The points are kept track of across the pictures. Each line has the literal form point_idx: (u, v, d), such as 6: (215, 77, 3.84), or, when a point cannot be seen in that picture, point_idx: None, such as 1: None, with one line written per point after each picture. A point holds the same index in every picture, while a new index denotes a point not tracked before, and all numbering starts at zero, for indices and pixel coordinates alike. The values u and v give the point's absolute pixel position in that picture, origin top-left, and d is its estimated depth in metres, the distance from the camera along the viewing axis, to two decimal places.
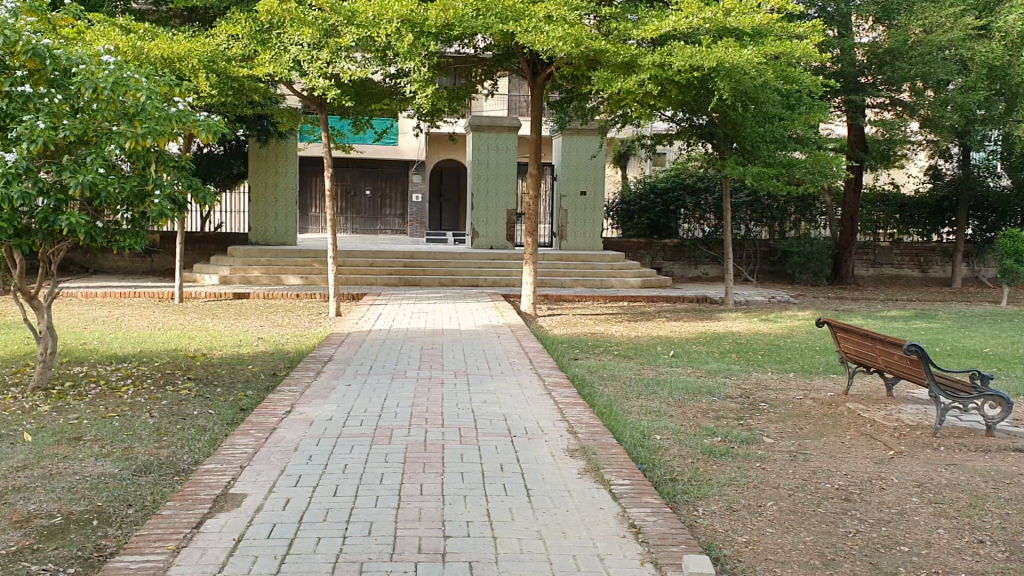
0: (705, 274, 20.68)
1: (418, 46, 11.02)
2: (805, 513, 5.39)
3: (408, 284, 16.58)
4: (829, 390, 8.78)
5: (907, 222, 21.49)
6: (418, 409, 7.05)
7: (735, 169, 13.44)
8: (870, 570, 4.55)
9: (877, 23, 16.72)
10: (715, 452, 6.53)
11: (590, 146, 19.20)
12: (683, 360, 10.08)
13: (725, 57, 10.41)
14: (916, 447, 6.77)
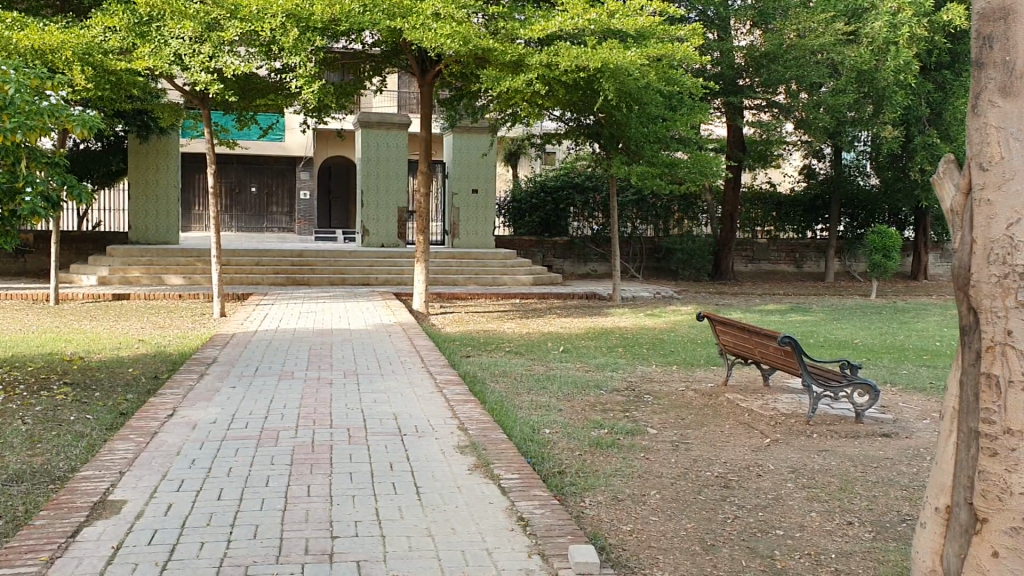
0: (593, 271, 21.03)
1: (304, 41, 10.89)
2: (687, 501, 5.57)
3: (296, 283, 16.32)
4: (710, 381, 9.08)
5: (784, 220, 22.33)
6: (306, 410, 6.97)
7: (620, 169, 13.76)
8: (747, 554, 4.73)
9: (755, 27, 17.31)
10: (601, 444, 6.67)
11: (480, 144, 19.26)
12: (572, 356, 10.25)
13: (610, 58, 10.65)
14: (791, 435, 7.07)
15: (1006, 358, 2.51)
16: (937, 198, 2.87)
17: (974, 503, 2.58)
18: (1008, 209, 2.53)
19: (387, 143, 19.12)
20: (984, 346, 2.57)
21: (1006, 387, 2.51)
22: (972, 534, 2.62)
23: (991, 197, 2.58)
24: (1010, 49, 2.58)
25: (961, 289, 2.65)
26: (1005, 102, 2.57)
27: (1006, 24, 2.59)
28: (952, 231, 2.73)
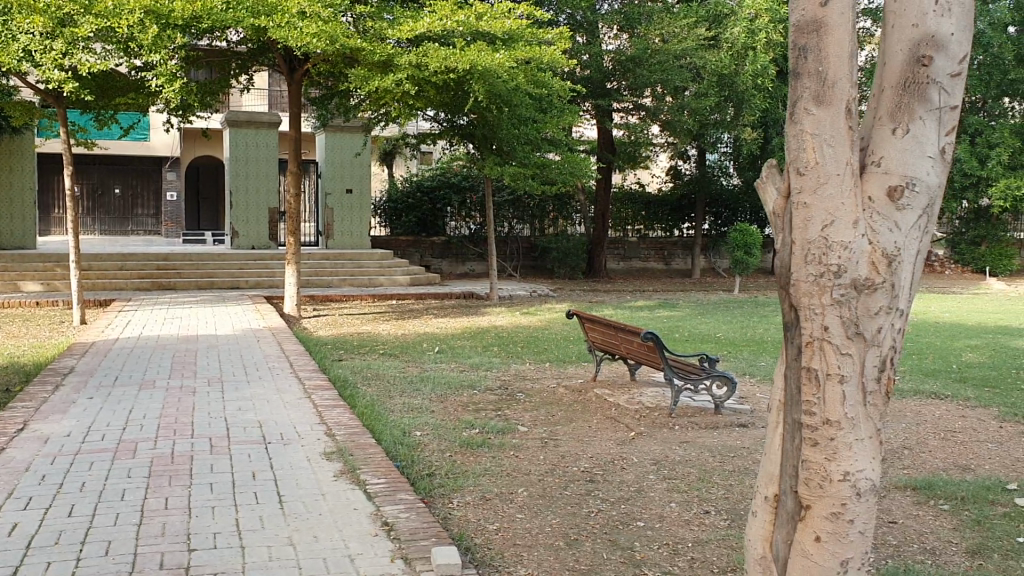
0: (471, 271, 21.10)
1: (164, 38, 10.57)
2: (552, 497, 5.66)
3: (163, 288, 15.77)
4: (580, 377, 9.27)
5: (652, 219, 22.92)
6: (166, 420, 6.75)
7: (493, 170, 13.89)
8: (609, 547, 4.85)
9: (622, 30, 17.68)
10: (471, 444, 6.70)
11: (353, 144, 19.04)
12: (446, 356, 10.26)
13: (478, 61, 10.77)
14: (655, 428, 7.28)
15: (823, 352, 2.65)
16: (762, 200, 2.97)
17: (798, 491, 2.72)
18: (824, 211, 2.65)
19: (257, 143, 18.66)
20: (804, 342, 2.70)
21: (824, 380, 2.65)
22: (797, 519, 2.76)
23: (808, 201, 2.70)
24: (823, 61, 2.69)
25: (784, 288, 2.77)
26: (819, 110, 2.69)
27: (818, 36, 2.70)
28: (776, 233, 2.84)
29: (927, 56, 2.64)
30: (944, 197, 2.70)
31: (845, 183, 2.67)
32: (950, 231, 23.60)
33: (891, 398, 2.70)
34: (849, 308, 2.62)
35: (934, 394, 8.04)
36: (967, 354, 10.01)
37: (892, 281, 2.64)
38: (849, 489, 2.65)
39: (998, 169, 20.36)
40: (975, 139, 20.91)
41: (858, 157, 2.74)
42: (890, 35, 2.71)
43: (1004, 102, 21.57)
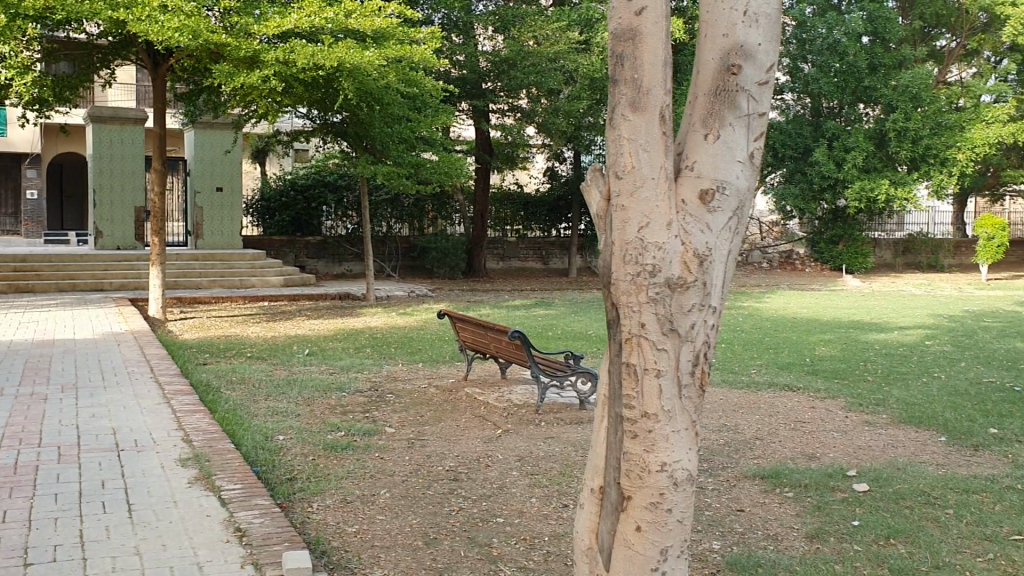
0: (348, 271, 20.87)
1: (13, 29, 10.00)
2: (415, 497, 5.66)
3: (20, 291, 15.02)
4: (451, 377, 9.30)
5: (530, 218, 23.17)
6: (11, 429, 6.44)
7: (365, 168, 13.78)
8: (467, 544, 4.89)
9: (497, 31, 17.81)
10: (335, 446, 6.64)
11: (224, 141, 18.58)
12: (317, 358, 10.12)
13: (345, 58, 10.71)
14: (521, 425, 7.38)
15: (641, 348, 2.77)
16: (587, 202, 3.08)
17: (621, 482, 2.85)
18: (641, 213, 2.78)
19: (122, 141, 18.00)
20: (623, 338, 2.83)
21: (642, 375, 2.77)
22: (620, 510, 2.89)
23: (625, 204, 2.83)
24: (638, 68, 2.83)
25: (605, 286, 2.89)
26: (635, 117, 2.83)
27: (634, 44, 2.84)
28: (599, 234, 2.96)
29: (735, 65, 2.81)
30: (752, 199, 2.88)
31: (660, 187, 2.81)
32: (812, 230, 24.72)
33: (706, 390, 2.84)
34: (664, 306, 2.75)
35: (788, 387, 8.41)
36: (820, 348, 10.50)
37: (704, 280, 2.79)
38: (667, 479, 2.79)
39: (853, 171, 21.47)
40: (833, 143, 21.96)
41: (674, 161, 2.88)
42: (703, 45, 2.87)
43: (859, 108, 22.74)
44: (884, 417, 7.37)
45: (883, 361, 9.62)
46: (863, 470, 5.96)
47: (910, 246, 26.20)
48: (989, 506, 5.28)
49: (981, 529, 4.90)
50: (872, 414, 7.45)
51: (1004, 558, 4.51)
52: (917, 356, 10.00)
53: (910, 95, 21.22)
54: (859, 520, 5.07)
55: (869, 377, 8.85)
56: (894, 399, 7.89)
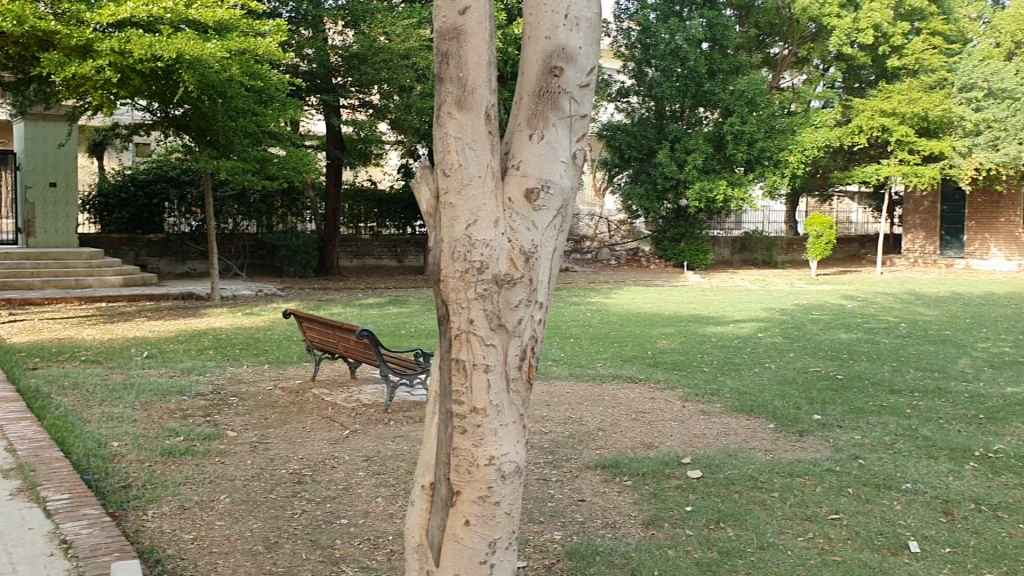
0: (193, 270, 20.15)
1: None
2: (256, 501, 5.54)
3: None
4: (298, 378, 9.13)
5: (383, 216, 23.02)
6: None
7: (208, 163, 13.29)
8: (309, 547, 4.82)
9: (347, 26, 17.62)
10: (174, 452, 6.41)
11: (57, 133, 17.61)
12: (157, 361, 9.73)
13: (185, 49, 10.34)
14: (369, 424, 7.32)
15: (469, 345, 2.86)
16: (416, 200, 3.14)
17: (450, 477, 2.93)
18: (468, 211, 2.86)
19: None
20: (452, 335, 2.90)
21: (471, 371, 2.86)
22: (450, 505, 2.97)
23: (453, 201, 2.89)
24: (462, 67, 2.89)
25: (435, 284, 2.95)
26: (461, 114, 2.90)
27: (458, 42, 2.89)
28: (428, 231, 3.02)
29: (558, 67, 2.93)
30: (574, 198, 3.01)
31: (486, 184, 2.89)
32: (656, 229, 25.58)
33: (532, 385, 2.96)
34: (492, 302, 2.84)
35: (630, 378, 8.69)
36: (661, 341, 10.90)
37: (530, 275, 2.89)
38: (495, 472, 2.89)
39: (694, 172, 22.30)
40: (675, 145, 22.78)
41: (500, 160, 2.98)
42: (528, 46, 2.96)
43: (699, 112, 23.69)
44: (719, 405, 7.72)
45: (719, 353, 10.08)
46: (697, 457, 6.23)
47: (747, 243, 27.50)
48: (810, 488, 5.62)
49: (803, 510, 5.21)
50: (707, 403, 7.80)
51: (821, 536, 4.82)
52: (749, 347, 10.53)
53: (746, 99, 22.29)
54: (692, 505, 5.31)
55: (705, 367, 9.26)
56: (728, 388, 8.29)
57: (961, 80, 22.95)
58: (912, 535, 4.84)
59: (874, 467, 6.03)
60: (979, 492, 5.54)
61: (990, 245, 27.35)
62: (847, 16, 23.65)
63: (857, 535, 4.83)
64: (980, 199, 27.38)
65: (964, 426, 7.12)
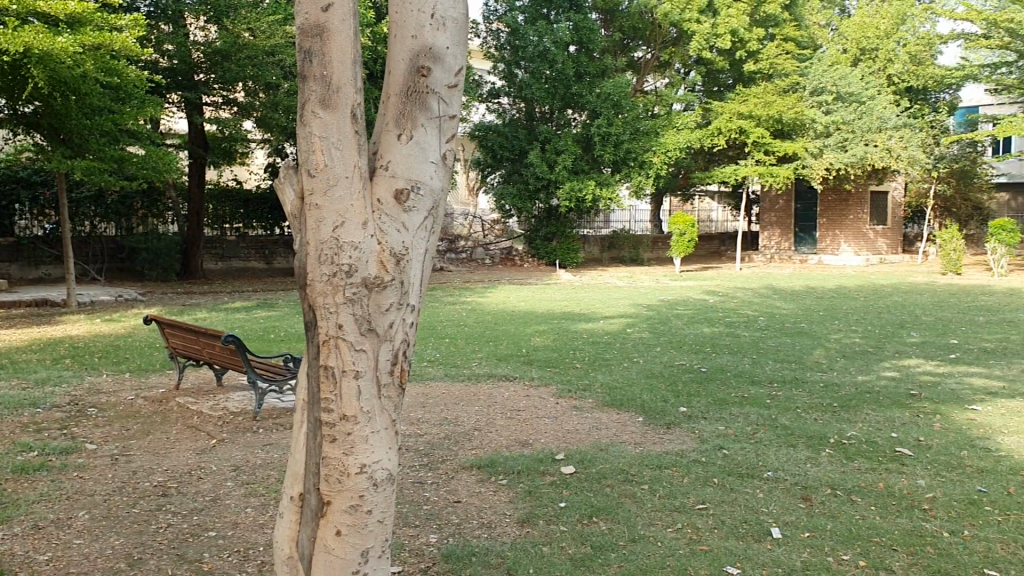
0: (47, 275, 19.12)
1: None
2: (118, 517, 5.28)
3: None
4: (161, 387, 8.78)
5: (251, 216, 22.45)
6: None
7: (61, 163, 12.59)
8: (175, 562, 4.64)
9: (209, 21, 16.95)
10: (27, 469, 6.05)
11: None
12: (6, 373, 9.17)
13: (33, 43, 9.80)
14: (237, 433, 7.11)
15: (338, 351, 2.81)
16: (280, 200, 3.05)
17: (319, 487, 2.88)
18: (334, 213, 2.80)
19: None
20: (321, 341, 2.85)
21: (340, 377, 2.82)
22: (321, 515, 2.92)
23: (319, 203, 2.83)
24: (326, 65, 2.82)
25: (301, 288, 2.89)
26: (326, 113, 2.83)
27: (322, 40, 2.82)
28: (293, 234, 2.94)
29: (425, 67, 2.89)
30: (444, 199, 2.99)
31: (353, 186, 2.84)
32: (529, 228, 25.83)
33: (404, 390, 2.94)
34: (361, 306, 2.80)
35: (504, 377, 8.74)
36: (535, 338, 11.00)
37: (401, 278, 2.87)
38: (367, 481, 2.86)
39: (564, 173, 22.60)
40: (545, 146, 23.04)
41: (367, 161, 2.93)
42: (394, 44, 2.92)
43: (568, 113, 24.04)
44: (590, 401, 7.86)
45: (590, 349, 10.25)
46: (570, 453, 6.31)
47: (616, 241, 28.09)
48: (678, 479, 5.78)
49: (672, 501, 5.35)
50: (579, 399, 7.92)
51: (689, 527, 4.96)
52: (619, 342, 10.76)
53: (612, 102, 22.79)
54: (565, 501, 5.37)
55: (578, 364, 9.39)
56: (599, 384, 8.43)
57: (813, 84, 24.52)
58: (774, 521, 5.03)
59: (738, 456, 6.25)
60: (835, 477, 5.82)
61: (840, 241, 29.04)
62: (706, 22, 24.42)
63: (723, 524, 4.99)
64: (830, 198, 28.92)
65: (820, 414, 7.47)
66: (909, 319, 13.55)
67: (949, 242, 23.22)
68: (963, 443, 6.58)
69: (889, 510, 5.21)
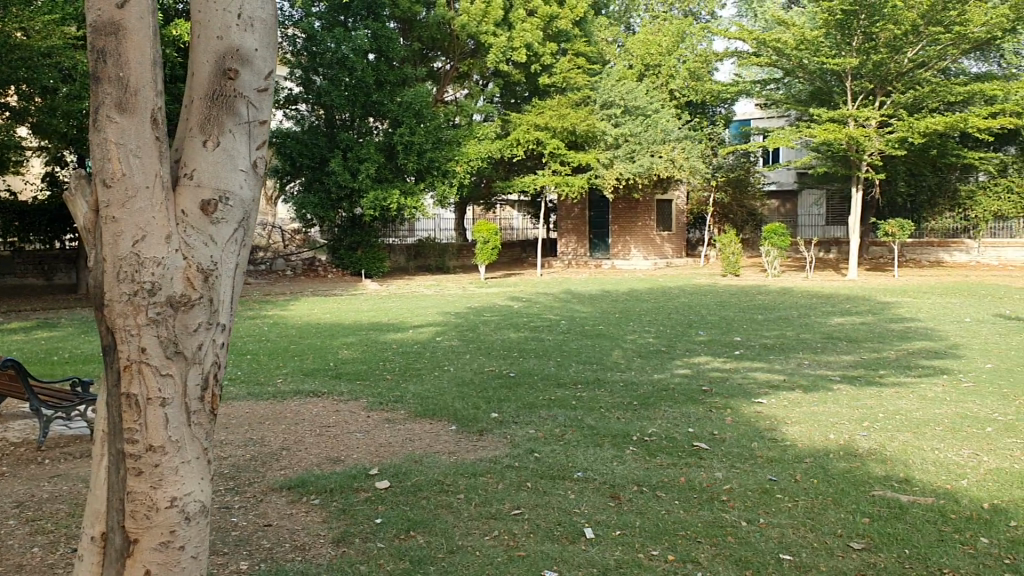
0: None
1: None
2: None
3: None
4: None
5: (27, 230, 20.76)
6: None
7: None
8: None
9: None
10: None
11: None
12: None
13: None
14: (20, 466, 6.50)
15: (142, 376, 2.63)
16: (70, 212, 2.82)
17: (124, 525, 2.68)
18: (133, 226, 2.61)
19: None
20: (121, 366, 2.65)
21: (145, 405, 2.64)
22: (125, 555, 2.71)
23: (116, 216, 2.62)
24: (122, 66, 2.62)
25: (97, 308, 2.68)
26: (122, 118, 2.62)
27: (116, 39, 2.61)
28: (87, 249, 2.72)
29: (232, 70, 2.75)
30: (256, 211, 2.87)
31: (155, 197, 2.65)
32: (331, 238, 25.32)
33: (216, 415, 2.80)
34: (166, 328, 2.63)
35: (312, 393, 8.48)
36: (342, 351, 10.77)
37: (209, 296, 2.72)
38: (178, 514, 2.70)
39: (367, 182, 22.35)
40: (347, 154, 22.64)
41: (169, 170, 2.75)
42: (197, 45, 2.76)
43: (369, 122, 23.79)
44: (402, 412, 7.77)
45: (399, 360, 10.15)
46: (384, 467, 6.20)
47: (420, 250, 28.11)
48: (493, 486, 5.80)
49: (487, 509, 5.36)
50: (391, 411, 7.81)
51: (506, 533, 4.98)
52: (428, 352, 10.73)
53: (413, 111, 22.79)
54: (381, 516, 5.27)
55: (388, 375, 9.27)
56: (410, 395, 8.36)
57: (602, 99, 25.74)
58: (586, 522, 5.14)
59: (549, 459, 6.37)
60: (640, 474, 6.03)
61: (630, 247, 30.34)
62: (502, 34, 24.70)
63: (539, 529, 5.05)
64: (620, 207, 30.11)
65: (623, 413, 7.73)
66: (697, 319, 14.34)
67: (727, 247, 24.86)
68: (752, 435, 6.99)
69: (692, 503, 5.45)
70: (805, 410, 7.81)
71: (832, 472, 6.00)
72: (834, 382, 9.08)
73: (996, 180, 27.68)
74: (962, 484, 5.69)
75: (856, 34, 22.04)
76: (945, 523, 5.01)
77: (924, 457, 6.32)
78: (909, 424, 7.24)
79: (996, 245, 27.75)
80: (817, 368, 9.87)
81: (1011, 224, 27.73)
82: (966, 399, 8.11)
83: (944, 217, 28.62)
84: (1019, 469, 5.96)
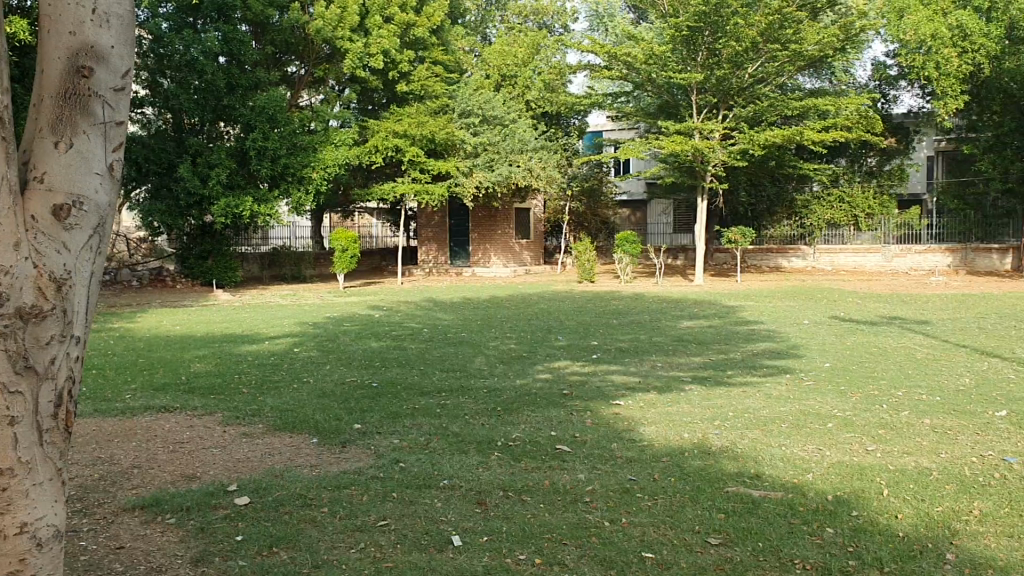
0: None
1: None
2: None
3: None
4: None
5: None
6: None
7: None
8: None
9: None
10: None
11: None
12: None
13: None
14: None
15: None
16: None
17: None
18: None
19: None
20: None
21: None
22: None
23: None
24: None
25: None
26: None
27: None
28: None
29: (86, 68, 2.66)
30: (112, 217, 2.76)
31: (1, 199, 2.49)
32: (180, 246, 24.30)
33: (69, 432, 2.68)
34: (15, 341, 2.48)
35: (164, 408, 8.11)
36: (194, 364, 10.35)
37: (62, 306, 2.58)
38: (28, 541, 2.56)
39: (218, 188, 21.62)
40: (197, 159, 21.84)
41: (17, 171, 2.59)
42: (46, 41, 2.64)
43: (220, 126, 23.03)
44: (260, 426, 7.53)
45: (256, 372, 9.85)
46: (243, 483, 5.99)
47: (274, 259, 27.45)
48: (357, 498, 5.70)
49: (352, 522, 5.26)
50: (249, 425, 7.57)
51: (372, 545, 4.91)
52: (286, 363, 10.45)
53: (267, 116, 22.23)
54: (242, 534, 5.09)
55: (244, 389, 8.96)
56: (268, 408, 8.11)
57: (460, 107, 25.99)
58: (453, 530, 5.12)
59: (414, 469, 6.31)
60: (505, 480, 6.06)
61: (490, 255, 30.43)
62: (359, 40, 24.27)
63: (405, 539, 4.99)
64: (479, 215, 30.22)
65: (486, 420, 7.75)
66: (555, 324, 14.58)
67: (583, 253, 25.34)
68: (612, 437, 7.15)
69: (557, 506, 5.52)
70: (660, 411, 8.05)
71: (688, 471, 6.20)
72: (686, 383, 9.40)
73: (828, 190, 29.46)
74: (807, 478, 6.00)
75: (700, 50, 23.20)
76: (794, 516, 5.26)
77: (772, 453, 6.62)
78: (757, 422, 7.58)
79: (830, 252, 28.85)
80: (669, 369, 10.21)
81: (843, 231, 29.01)
82: (808, 397, 8.56)
83: (782, 225, 30.13)
84: (858, 462, 6.33)
